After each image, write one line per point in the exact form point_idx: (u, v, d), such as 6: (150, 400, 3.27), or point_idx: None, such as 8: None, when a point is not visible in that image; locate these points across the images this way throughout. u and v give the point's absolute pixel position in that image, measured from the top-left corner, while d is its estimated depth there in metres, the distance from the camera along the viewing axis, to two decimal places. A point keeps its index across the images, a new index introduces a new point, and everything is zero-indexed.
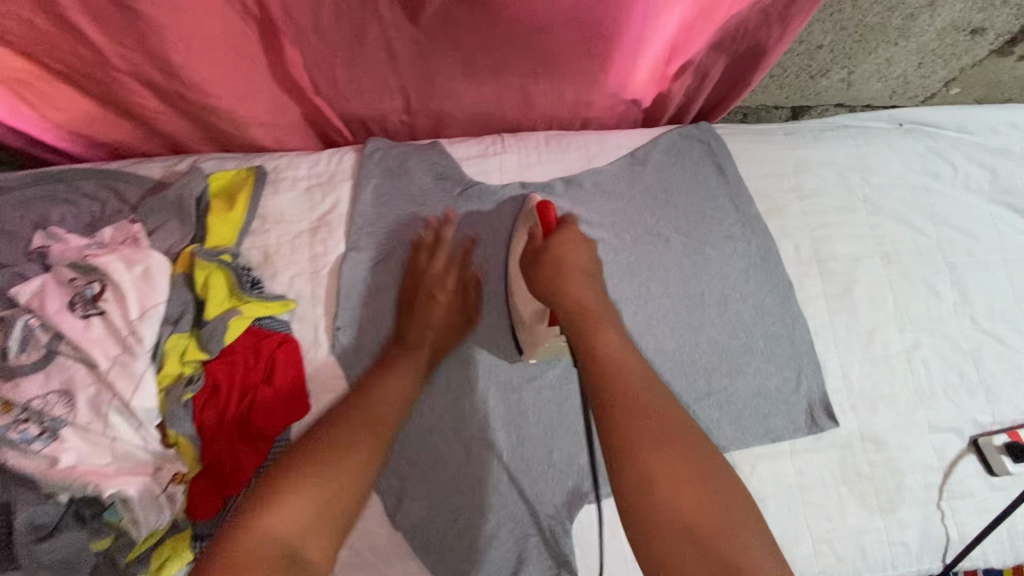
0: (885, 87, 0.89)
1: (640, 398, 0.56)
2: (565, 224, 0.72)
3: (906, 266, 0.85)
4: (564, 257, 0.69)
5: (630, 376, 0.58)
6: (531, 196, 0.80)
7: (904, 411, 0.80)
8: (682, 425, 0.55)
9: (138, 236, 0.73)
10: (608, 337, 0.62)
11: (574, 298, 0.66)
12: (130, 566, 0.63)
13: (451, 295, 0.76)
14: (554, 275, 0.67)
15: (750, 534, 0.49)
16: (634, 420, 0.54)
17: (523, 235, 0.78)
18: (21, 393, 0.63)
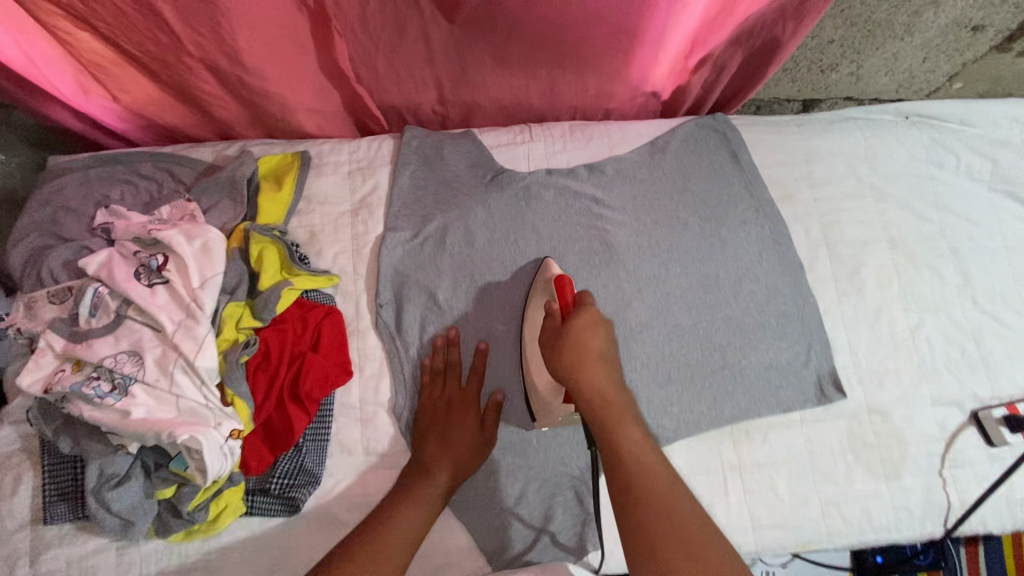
0: (892, 81, 0.94)
1: (663, 503, 0.54)
2: (583, 300, 0.68)
3: (910, 250, 0.90)
4: (586, 343, 0.63)
5: (663, 502, 0.55)
6: (548, 264, 0.80)
7: (909, 386, 0.85)
8: (704, 533, 0.53)
9: (195, 214, 0.79)
10: (630, 433, 0.59)
11: (595, 387, 0.61)
12: (193, 514, 0.69)
13: (470, 415, 0.77)
14: (576, 362, 0.62)
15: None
16: (657, 529, 0.53)
17: (539, 307, 0.77)
18: (94, 353, 0.69)
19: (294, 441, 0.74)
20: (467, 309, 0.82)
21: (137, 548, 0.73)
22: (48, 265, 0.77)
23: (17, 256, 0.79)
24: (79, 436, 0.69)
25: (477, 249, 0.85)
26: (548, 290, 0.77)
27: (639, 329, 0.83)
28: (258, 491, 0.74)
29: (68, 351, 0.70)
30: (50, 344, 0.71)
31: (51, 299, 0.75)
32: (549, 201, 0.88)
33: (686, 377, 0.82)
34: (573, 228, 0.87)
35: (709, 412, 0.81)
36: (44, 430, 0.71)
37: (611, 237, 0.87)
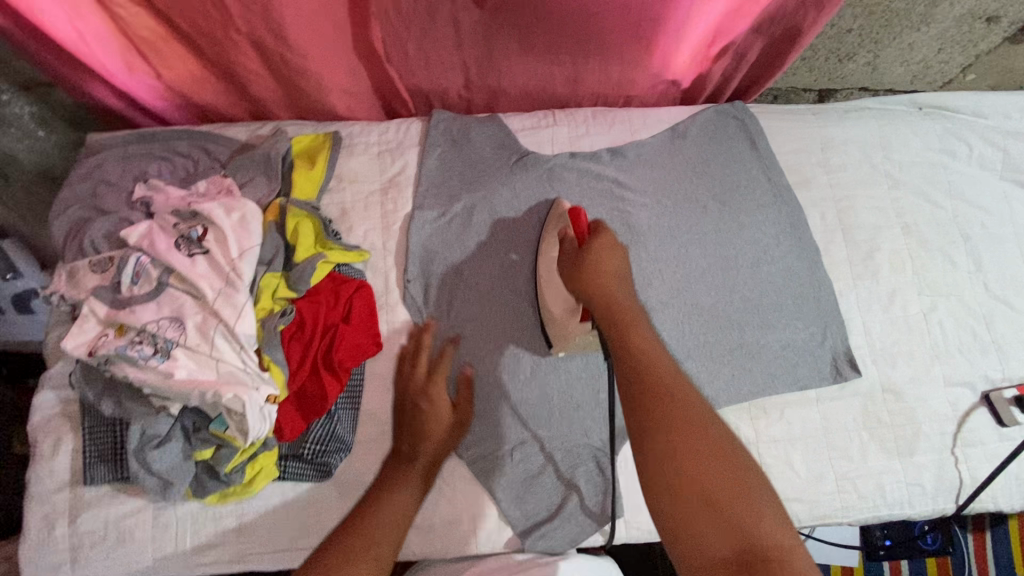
0: (906, 72, 0.96)
1: (669, 385, 0.56)
2: (597, 228, 0.72)
3: (924, 236, 0.93)
4: (600, 262, 0.68)
5: (667, 385, 0.56)
6: (558, 202, 0.84)
7: (921, 367, 0.87)
8: (707, 412, 0.54)
9: (231, 188, 0.81)
10: (640, 330, 0.61)
11: (605, 294, 0.65)
12: (230, 476, 0.72)
13: (442, 398, 0.78)
14: (590, 277, 0.67)
15: (769, 505, 0.49)
16: (661, 402, 0.54)
17: (552, 237, 0.81)
18: (137, 318, 0.71)
19: (326, 408, 0.76)
20: (492, 285, 0.85)
21: (173, 510, 0.76)
22: (89, 236, 0.79)
23: (58, 227, 0.81)
24: (122, 398, 0.72)
25: (503, 228, 0.87)
26: (561, 222, 0.81)
27: (659, 307, 0.85)
28: (291, 456, 0.77)
29: (111, 317, 0.73)
30: (93, 310, 0.73)
31: (92, 268, 0.77)
32: (572, 183, 0.90)
33: (705, 354, 0.85)
34: (595, 210, 0.89)
35: (728, 389, 0.84)
36: (85, 393, 0.73)
37: (633, 219, 0.89)
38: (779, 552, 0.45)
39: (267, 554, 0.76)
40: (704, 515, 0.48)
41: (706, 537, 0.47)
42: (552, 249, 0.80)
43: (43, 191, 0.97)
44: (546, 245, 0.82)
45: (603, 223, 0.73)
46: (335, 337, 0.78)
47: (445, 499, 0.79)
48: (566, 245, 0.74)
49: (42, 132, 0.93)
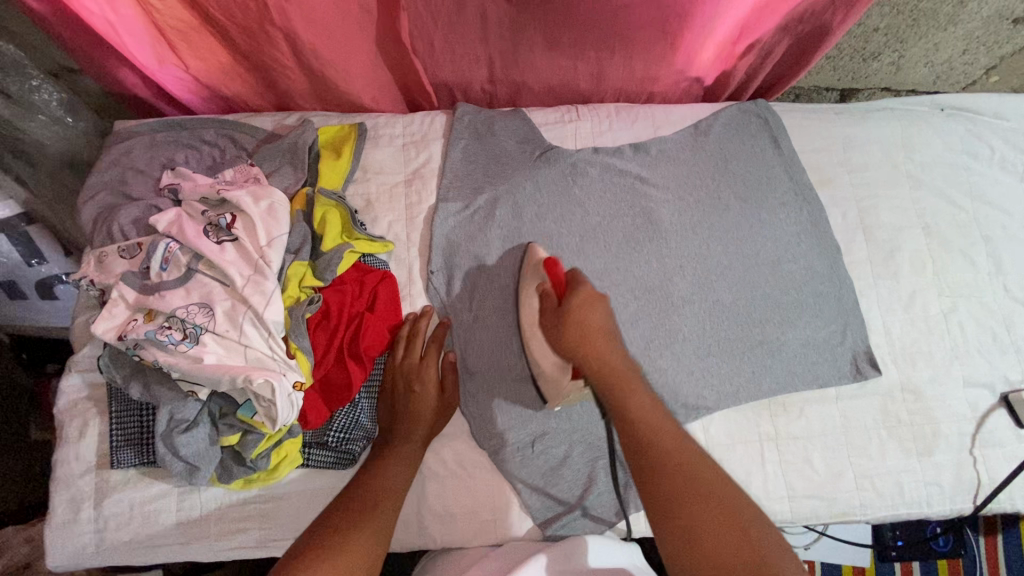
0: (930, 72, 0.96)
1: (675, 459, 0.61)
2: (574, 280, 0.72)
3: (945, 236, 0.93)
4: (586, 320, 0.70)
5: (677, 457, 0.61)
6: (534, 248, 0.82)
7: (941, 367, 0.87)
8: (716, 481, 0.60)
9: (259, 176, 0.82)
10: (637, 395, 0.66)
11: (598, 356, 0.68)
12: (256, 461, 0.72)
13: (431, 381, 0.79)
14: (572, 341, 0.69)
15: (784, 564, 0.55)
16: (671, 484, 0.60)
17: (531, 291, 0.78)
18: (166, 304, 0.72)
19: (351, 396, 0.77)
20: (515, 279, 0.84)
21: (198, 494, 0.76)
22: (117, 222, 0.80)
23: (87, 213, 0.82)
24: (150, 382, 0.72)
25: (526, 221, 0.87)
26: (539, 275, 0.78)
27: (681, 303, 0.86)
28: (315, 444, 0.77)
29: (139, 302, 0.73)
30: (122, 295, 0.74)
31: (121, 253, 0.77)
32: (595, 178, 0.91)
33: (726, 351, 0.85)
34: (618, 205, 0.90)
35: (748, 385, 0.84)
36: (113, 377, 0.74)
37: (655, 214, 0.89)
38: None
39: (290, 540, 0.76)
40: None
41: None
42: (531, 303, 0.77)
43: (68, 177, 0.95)
44: (524, 296, 0.79)
45: (580, 274, 0.73)
46: (358, 325, 0.79)
47: (467, 488, 0.80)
48: (547, 301, 0.74)
49: (71, 119, 0.93)
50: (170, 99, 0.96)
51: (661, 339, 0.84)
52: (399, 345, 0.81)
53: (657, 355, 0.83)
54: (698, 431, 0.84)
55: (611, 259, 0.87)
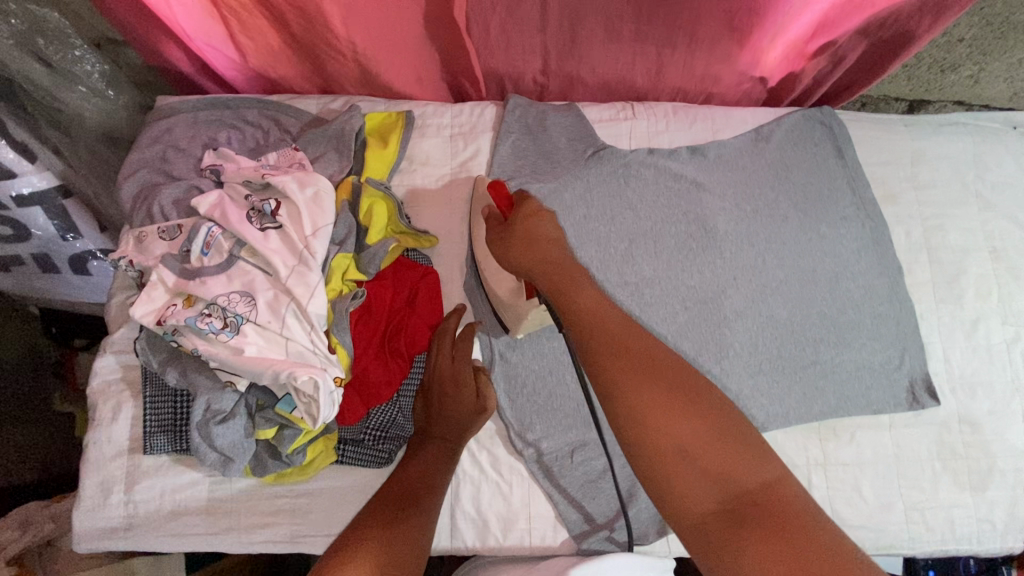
0: (1009, 88, 0.91)
1: (621, 342, 0.53)
2: (522, 199, 0.64)
3: (1013, 262, 0.88)
4: (531, 230, 0.61)
5: (628, 342, 0.54)
6: (479, 179, 0.82)
7: (1001, 400, 0.83)
8: (666, 360, 0.53)
9: (303, 163, 0.79)
10: (582, 288, 0.58)
11: (543, 258, 0.60)
12: (292, 457, 0.70)
13: (467, 381, 0.75)
14: (517, 249, 0.60)
15: (749, 442, 0.48)
16: (618, 364, 0.52)
17: (479, 218, 0.79)
18: (207, 291, 0.70)
19: (389, 394, 0.76)
20: None
21: (229, 485, 0.75)
22: (158, 202, 0.78)
23: (127, 189, 0.80)
24: (188, 369, 0.71)
25: (574, 226, 0.84)
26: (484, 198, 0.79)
27: (733, 316, 0.83)
28: (350, 441, 0.76)
29: (179, 286, 0.71)
30: (162, 278, 0.72)
31: (161, 234, 0.75)
32: (649, 181, 0.87)
33: (775, 370, 0.81)
34: (671, 210, 0.86)
35: (798, 407, 0.80)
36: (150, 361, 0.72)
37: (709, 222, 0.86)
38: (769, 492, 0.45)
39: (320, 538, 0.75)
40: (684, 472, 0.47)
41: (689, 492, 0.46)
42: (480, 229, 0.77)
43: (107, 152, 0.95)
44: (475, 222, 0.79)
45: (528, 193, 0.65)
46: (398, 323, 0.77)
47: (502, 496, 0.78)
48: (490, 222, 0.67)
49: (111, 92, 0.93)
50: (214, 77, 0.94)
51: (709, 355, 0.82)
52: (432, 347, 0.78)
53: (705, 369, 0.81)
54: None
55: (661, 267, 0.84)
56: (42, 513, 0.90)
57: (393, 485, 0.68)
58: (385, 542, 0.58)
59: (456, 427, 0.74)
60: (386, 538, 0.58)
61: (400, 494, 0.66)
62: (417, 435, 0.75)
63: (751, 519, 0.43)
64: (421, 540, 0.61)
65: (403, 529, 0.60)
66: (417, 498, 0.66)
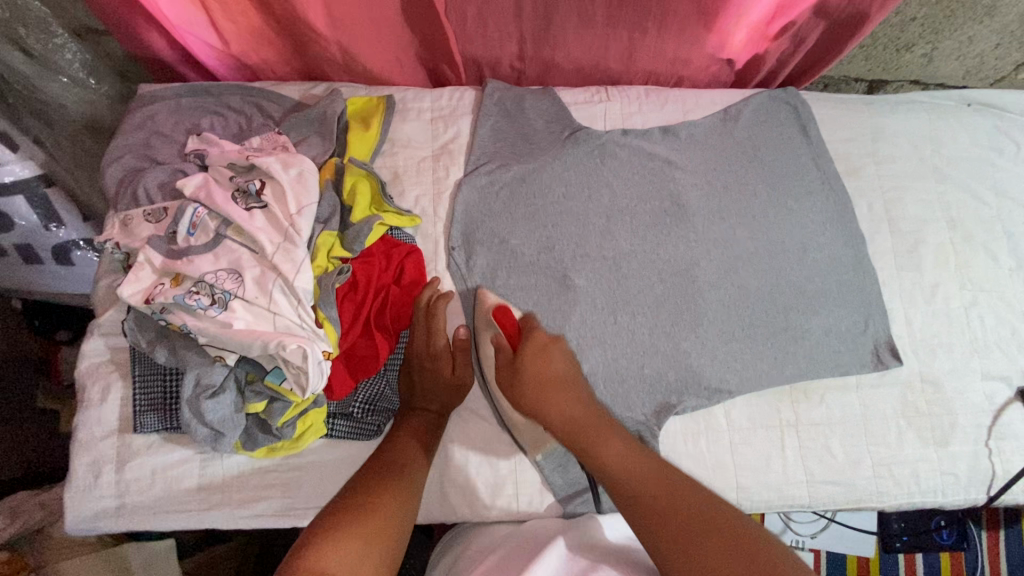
0: (960, 67, 0.97)
1: (658, 494, 0.60)
2: (528, 330, 0.76)
3: (968, 230, 0.93)
4: (541, 369, 0.72)
5: (665, 495, 0.60)
6: (483, 295, 0.82)
7: (960, 359, 0.88)
8: (700, 499, 0.58)
9: (286, 145, 0.81)
10: (609, 442, 0.66)
11: (562, 410, 0.70)
12: (282, 430, 0.71)
13: (445, 359, 0.79)
14: (529, 390, 0.71)
15: (787, 564, 0.51)
16: (659, 518, 0.57)
17: (487, 343, 0.80)
18: (195, 269, 0.71)
19: (377, 367, 0.78)
20: (538, 259, 0.86)
21: (219, 462, 0.76)
22: (143, 186, 0.79)
23: (112, 175, 0.81)
24: (177, 347, 0.72)
25: (553, 203, 0.87)
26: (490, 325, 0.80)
27: (706, 287, 0.87)
28: (338, 415, 0.77)
29: (167, 266, 0.73)
30: (149, 259, 0.73)
31: (147, 217, 0.77)
32: (624, 160, 0.90)
33: (748, 336, 0.85)
34: (646, 187, 0.90)
35: (771, 370, 0.84)
36: (138, 341, 0.73)
37: (682, 198, 0.90)
38: None
39: (312, 509, 0.76)
40: None
41: None
42: (489, 357, 0.79)
43: (89, 141, 0.95)
44: (482, 350, 0.80)
45: (529, 320, 0.77)
46: (383, 299, 0.79)
47: (488, 464, 0.80)
48: (500, 354, 0.76)
49: (93, 81, 0.94)
50: (195, 66, 0.95)
51: (685, 324, 0.85)
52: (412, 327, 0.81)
53: (681, 338, 0.84)
54: (721, 414, 0.83)
55: (637, 242, 0.88)
56: (30, 501, 0.91)
57: (383, 452, 0.70)
58: (368, 514, 0.59)
59: (440, 404, 0.78)
60: (371, 509, 0.60)
61: (389, 460, 0.69)
62: (402, 408, 0.78)
63: None
64: (406, 509, 0.63)
65: (388, 501, 0.62)
66: (405, 463, 0.69)
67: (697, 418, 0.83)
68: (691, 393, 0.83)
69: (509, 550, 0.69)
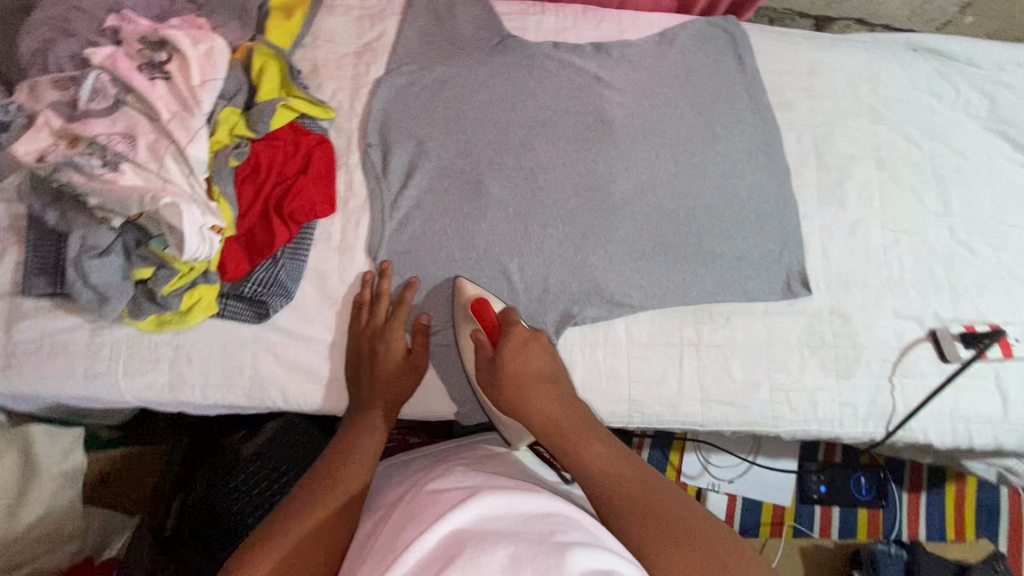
0: (904, 5, 0.99)
1: (639, 501, 0.60)
2: (507, 318, 0.75)
3: (898, 171, 0.92)
4: (523, 365, 0.72)
5: (649, 503, 0.59)
6: (461, 284, 0.80)
7: (873, 295, 0.87)
8: (680, 508, 0.59)
9: (203, 27, 0.79)
10: (589, 446, 0.66)
11: (542, 410, 0.70)
12: (166, 299, 0.72)
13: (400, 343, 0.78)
14: (512, 385, 0.71)
15: None
16: (640, 521, 0.57)
17: (467, 334, 0.79)
18: (89, 130, 0.71)
19: (272, 251, 0.77)
20: (454, 162, 0.84)
21: (109, 333, 0.76)
22: (54, 54, 0.78)
23: (23, 43, 0.80)
24: (67, 210, 0.71)
25: (473, 107, 0.86)
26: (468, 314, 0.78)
27: (621, 204, 0.85)
28: (231, 296, 0.77)
29: (64, 129, 0.72)
30: (49, 121, 0.73)
31: (53, 84, 0.76)
32: (552, 73, 0.89)
33: (658, 256, 0.84)
34: (571, 101, 0.88)
35: (676, 291, 0.84)
36: (31, 203, 0.73)
37: (607, 114, 0.87)
38: None
39: (200, 388, 0.77)
40: None
41: None
42: (469, 348, 0.79)
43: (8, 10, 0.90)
44: (462, 341, 0.80)
45: (512, 311, 0.76)
46: (285, 183, 0.78)
47: None
48: (480, 349, 0.75)
49: None
50: None
51: (595, 240, 0.84)
52: (365, 311, 0.79)
53: (589, 252, 0.83)
54: (621, 328, 0.84)
55: (556, 155, 0.86)
56: None
57: (323, 467, 0.70)
58: (284, 535, 0.59)
59: (394, 393, 0.78)
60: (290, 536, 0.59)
61: (324, 478, 0.67)
62: (350, 408, 0.78)
63: None
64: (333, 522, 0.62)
65: (307, 522, 0.61)
66: (335, 479, 0.68)
67: (596, 328, 0.84)
68: (591, 304, 0.83)
69: (440, 480, 0.63)
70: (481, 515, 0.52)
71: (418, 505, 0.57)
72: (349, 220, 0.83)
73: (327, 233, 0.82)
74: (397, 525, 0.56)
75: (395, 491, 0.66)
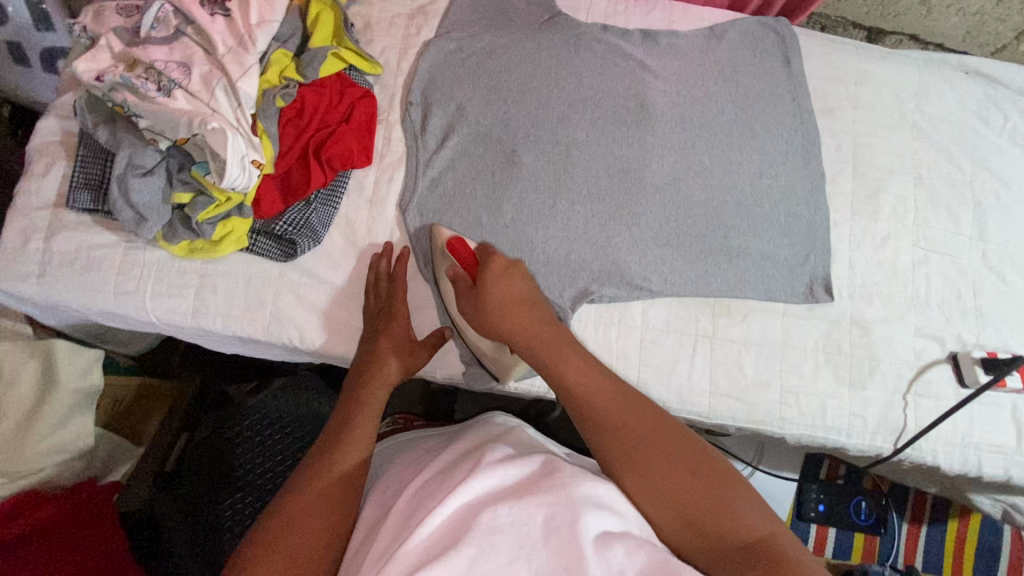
0: (961, 24, 0.98)
1: (621, 419, 0.62)
2: (486, 255, 0.76)
3: (935, 190, 0.91)
4: (504, 292, 0.73)
5: (630, 421, 0.61)
6: (438, 229, 0.81)
7: (896, 311, 0.86)
8: (659, 422, 0.62)
9: None
10: (572, 361, 0.67)
11: (528, 330, 0.71)
12: (201, 227, 0.74)
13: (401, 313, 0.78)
14: (492, 313, 0.72)
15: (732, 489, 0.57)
16: (621, 438, 0.61)
17: (444, 277, 0.79)
18: (148, 56, 0.73)
19: (308, 193, 0.79)
20: (491, 129, 0.85)
21: (142, 254, 0.78)
22: None
23: None
24: (117, 128, 0.75)
25: (516, 77, 0.87)
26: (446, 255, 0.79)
27: (652, 190, 0.85)
28: (262, 232, 0.79)
29: (123, 52, 0.74)
30: (109, 44, 0.74)
31: (118, 11, 0.78)
32: (598, 54, 0.89)
33: (683, 245, 0.84)
34: (614, 82, 0.88)
35: (697, 281, 0.84)
36: (85, 120, 0.75)
37: (647, 100, 0.87)
38: (768, 543, 0.53)
39: (221, 317, 0.79)
40: (693, 537, 0.55)
41: (698, 547, 0.55)
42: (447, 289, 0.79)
43: None
44: (440, 283, 0.79)
45: (487, 247, 0.77)
46: (326, 128, 0.81)
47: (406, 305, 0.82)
48: (460, 283, 0.76)
49: None
50: None
51: (623, 220, 0.84)
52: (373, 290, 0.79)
53: (614, 232, 0.84)
54: (638, 311, 0.84)
55: (593, 134, 0.86)
56: None
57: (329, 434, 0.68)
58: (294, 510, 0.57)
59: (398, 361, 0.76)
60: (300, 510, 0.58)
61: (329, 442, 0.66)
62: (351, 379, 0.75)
63: (751, 561, 0.52)
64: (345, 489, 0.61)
65: (315, 487, 0.60)
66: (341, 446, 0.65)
67: (613, 308, 0.84)
68: (611, 284, 0.83)
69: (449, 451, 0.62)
70: (492, 493, 0.51)
71: (432, 477, 0.56)
72: (382, 174, 0.84)
73: (361, 184, 0.84)
74: (406, 507, 0.54)
75: (408, 459, 0.66)
